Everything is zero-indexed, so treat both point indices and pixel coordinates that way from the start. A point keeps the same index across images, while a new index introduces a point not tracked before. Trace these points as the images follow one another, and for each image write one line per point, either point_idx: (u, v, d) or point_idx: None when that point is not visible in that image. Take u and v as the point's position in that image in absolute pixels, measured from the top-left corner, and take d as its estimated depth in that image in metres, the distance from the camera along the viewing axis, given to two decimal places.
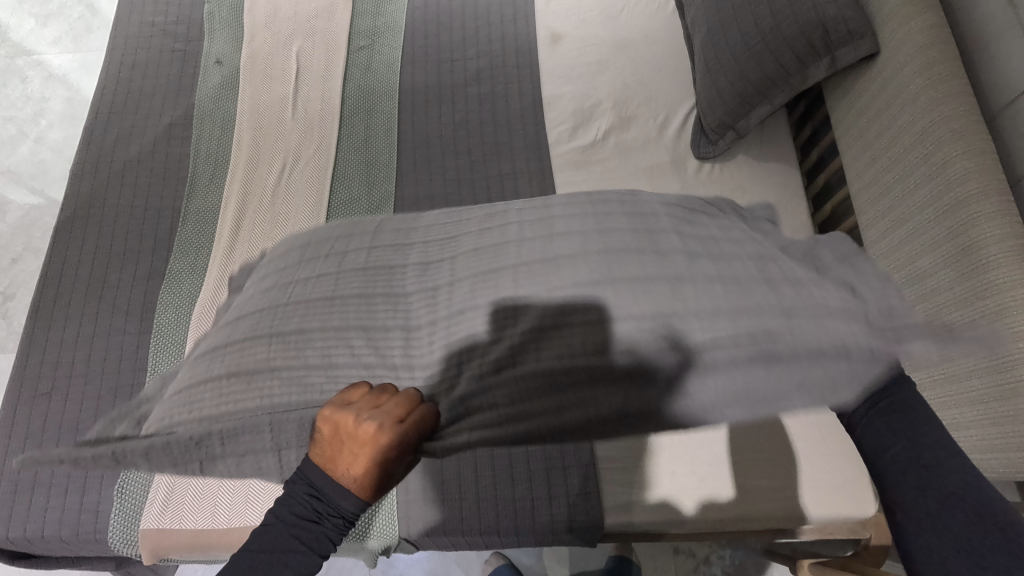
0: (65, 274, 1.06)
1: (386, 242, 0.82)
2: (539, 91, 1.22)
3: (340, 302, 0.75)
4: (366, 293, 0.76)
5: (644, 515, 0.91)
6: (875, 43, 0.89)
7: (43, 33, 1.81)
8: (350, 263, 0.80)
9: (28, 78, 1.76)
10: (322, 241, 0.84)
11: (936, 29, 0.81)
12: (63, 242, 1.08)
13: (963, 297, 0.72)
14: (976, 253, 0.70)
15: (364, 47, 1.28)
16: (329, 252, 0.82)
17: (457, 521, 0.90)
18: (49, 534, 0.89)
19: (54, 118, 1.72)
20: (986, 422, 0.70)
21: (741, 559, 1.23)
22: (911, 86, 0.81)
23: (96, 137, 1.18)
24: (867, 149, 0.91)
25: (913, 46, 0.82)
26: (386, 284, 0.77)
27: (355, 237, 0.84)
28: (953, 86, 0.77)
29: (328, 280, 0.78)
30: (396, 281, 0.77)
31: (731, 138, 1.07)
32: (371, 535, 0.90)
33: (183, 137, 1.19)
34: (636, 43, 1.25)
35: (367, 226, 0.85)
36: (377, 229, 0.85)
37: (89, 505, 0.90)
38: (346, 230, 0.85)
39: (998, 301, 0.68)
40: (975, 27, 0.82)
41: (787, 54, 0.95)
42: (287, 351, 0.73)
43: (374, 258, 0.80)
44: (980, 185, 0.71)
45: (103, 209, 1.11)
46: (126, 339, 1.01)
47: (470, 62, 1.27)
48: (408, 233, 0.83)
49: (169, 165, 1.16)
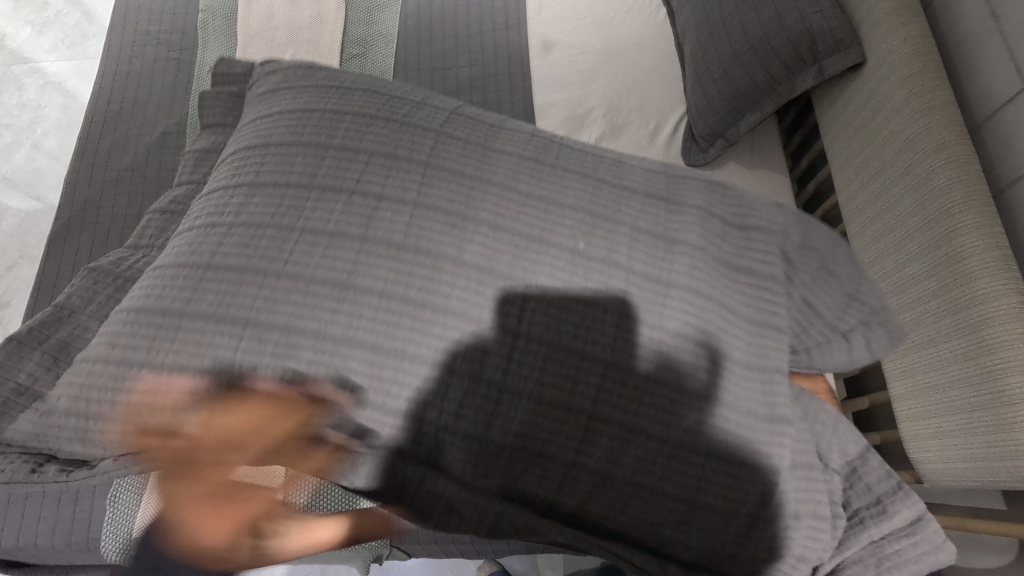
0: (59, 283, 1.06)
1: (364, 177, 0.67)
2: (531, 98, 1.23)
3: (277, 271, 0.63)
4: (315, 263, 0.63)
5: None
6: (862, 53, 0.89)
7: (40, 41, 1.82)
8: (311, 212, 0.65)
9: (24, 86, 1.76)
10: (286, 166, 0.69)
11: (921, 39, 0.81)
12: (56, 252, 1.09)
13: (948, 306, 0.73)
14: (960, 264, 0.71)
15: (357, 55, 1.28)
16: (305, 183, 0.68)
17: (449, 529, 0.91)
18: (42, 543, 0.90)
19: (51, 125, 1.72)
20: (968, 431, 0.70)
21: None
22: (897, 96, 0.82)
23: (90, 146, 1.19)
24: (857, 160, 0.91)
25: (898, 56, 0.82)
26: (348, 255, 0.63)
27: (326, 164, 0.68)
28: (937, 96, 0.77)
29: (287, 228, 0.65)
30: (365, 247, 0.63)
31: (722, 145, 1.08)
32: (362, 543, 0.90)
33: (177, 145, 1.19)
34: (627, 51, 1.26)
35: (339, 152, 0.69)
36: (351, 160, 0.69)
37: (81, 515, 0.91)
38: (320, 149, 0.70)
39: (982, 310, 0.68)
40: (959, 38, 0.83)
41: (775, 63, 0.95)
42: (202, 333, 0.62)
43: (343, 202, 0.65)
44: (964, 195, 0.72)
45: (96, 218, 1.12)
46: None
47: (463, 70, 1.27)
48: (381, 177, 0.67)
49: (163, 173, 1.17)
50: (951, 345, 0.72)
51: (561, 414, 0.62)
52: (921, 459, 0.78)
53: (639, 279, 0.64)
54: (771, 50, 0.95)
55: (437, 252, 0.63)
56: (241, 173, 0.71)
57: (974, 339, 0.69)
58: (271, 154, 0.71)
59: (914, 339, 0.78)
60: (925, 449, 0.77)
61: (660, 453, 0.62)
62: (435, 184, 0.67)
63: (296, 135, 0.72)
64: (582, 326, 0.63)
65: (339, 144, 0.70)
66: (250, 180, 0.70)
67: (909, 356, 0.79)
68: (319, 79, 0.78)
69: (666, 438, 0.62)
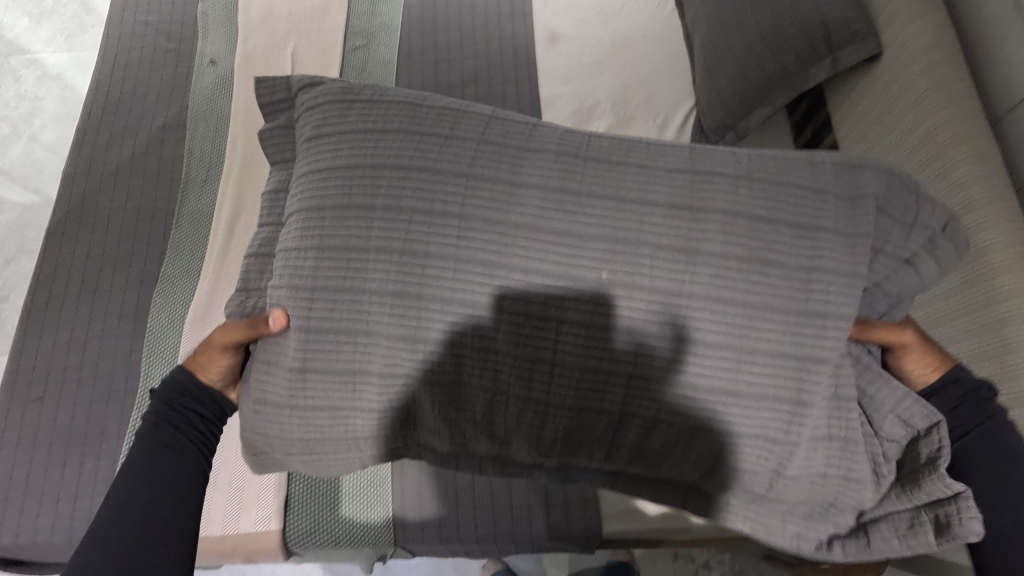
0: (57, 277, 1.04)
1: (427, 223, 0.62)
2: (537, 91, 1.21)
3: (364, 348, 0.62)
4: (397, 334, 0.61)
5: (644, 522, 0.90)
6: (879, 44, 0.88)
7: (37, 32, 1.80)
8: (380, 271, 0.61)
9: (22, 78, 1.74)
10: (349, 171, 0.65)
11: (938, 32, 0.80)
12: (54, 246, 1.07)
13: (965, 304, 0.72)
14: (979, 262, 0.70)
15: (360, 46, 1.27)
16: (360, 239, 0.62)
17: (455, 529, 0.89)
18: (41, 541, 0.88)
19: (48, 118, 1.70)
20: None
21: (741, 564, 1.22)
22: (914, 89, 0.81)
23: (88, 138, 1.17)
24: (878, 145, 0.87)
25: (915, 48, 0.81)
26: (419, 312, 0.61)
27: (379, 210, 0.62)
28: (956, 89, 0.76)
29: (362, 296, 0.61)
30: (433, 304, 0.61)
31: (731, 139, 1.04)
32: (366, 542, 0.89)
33: (177, 138, 1.18)
34: (635, 43, 1.24)
35: (392, 196, 0.63)
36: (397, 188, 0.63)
37: (82, 513, 0.89)
38: (369, 197, 0.63)
39: (999, 308, 0.67)
40: (978, 30, 0.81)
41: (788, 55, 0.93)
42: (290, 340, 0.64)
43: (406, 257, 0.61)
44: (984, 191, 0.70)
45: (95, 211, 1.10)
46: (119, 343, 1.00)
47: (467, 62, 1.25)
48: (450, 224, 0.62)
49: (163, 166, 1.15)
50: (969, 344, 0.72)
51: (553, 397, 0.63)
52: None
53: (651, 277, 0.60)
54: (783, 42, 0.93)
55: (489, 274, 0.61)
56: (295, 232, 0.66)
57: (992, 337, 0.69)
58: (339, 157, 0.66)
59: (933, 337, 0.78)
60: None
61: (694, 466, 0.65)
62: (510, 227, 0.62)
63: (354, 162, 0.65)
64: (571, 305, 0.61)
65: (388, 186, 0.63)
66: (303, 240, 0.64)
67: None
68: (354, 117, 0.68)
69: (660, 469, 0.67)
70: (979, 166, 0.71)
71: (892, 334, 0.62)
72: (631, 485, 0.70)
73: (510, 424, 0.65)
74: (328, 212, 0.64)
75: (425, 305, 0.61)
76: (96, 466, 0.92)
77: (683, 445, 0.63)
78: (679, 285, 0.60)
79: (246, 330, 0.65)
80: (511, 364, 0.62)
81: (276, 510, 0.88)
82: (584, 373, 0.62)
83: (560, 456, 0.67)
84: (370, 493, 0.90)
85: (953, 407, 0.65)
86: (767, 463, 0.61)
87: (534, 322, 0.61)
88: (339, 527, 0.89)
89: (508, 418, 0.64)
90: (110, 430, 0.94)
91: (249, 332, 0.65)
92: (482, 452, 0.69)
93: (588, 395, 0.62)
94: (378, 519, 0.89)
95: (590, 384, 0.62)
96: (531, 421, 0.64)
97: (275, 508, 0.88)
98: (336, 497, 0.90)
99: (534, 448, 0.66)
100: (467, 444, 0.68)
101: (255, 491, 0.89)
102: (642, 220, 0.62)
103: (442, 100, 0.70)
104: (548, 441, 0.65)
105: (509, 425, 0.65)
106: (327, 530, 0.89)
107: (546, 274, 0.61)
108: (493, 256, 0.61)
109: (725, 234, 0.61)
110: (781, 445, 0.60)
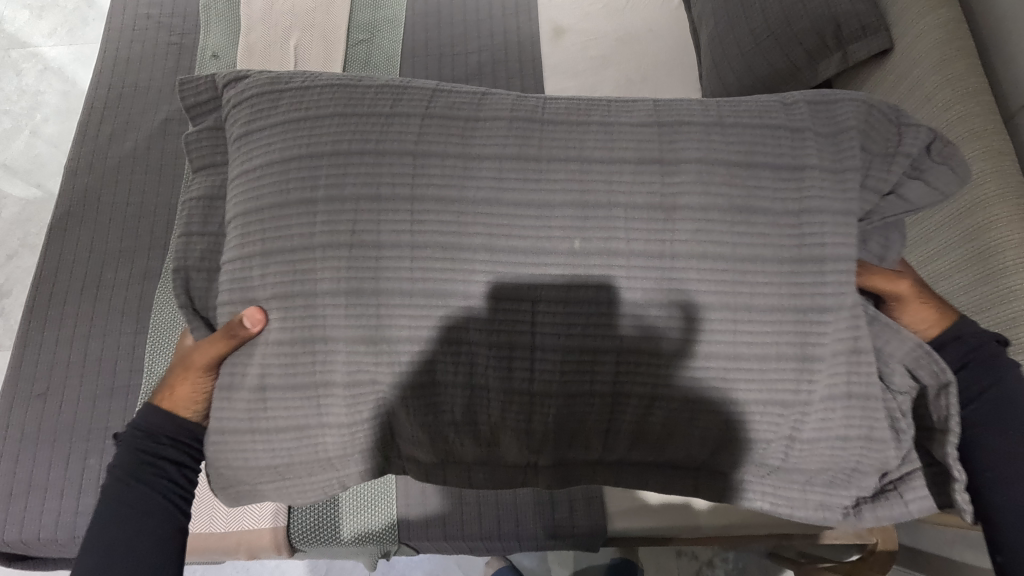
0: (59, 273, 1.04)
1: (379, 214, 0.61)
2: (542, 86, 1.20)
3: (324, 340, 0.60)
4: (354, 321, 0.60)
5: (649, 521, 0.90)
6: (889, 39, 0.86)
7: (39, 25, 1.79)
8: (336, 260, 0.60)
9: (23, 71, 1.73)
10: (300, 166, 0.64)
11: (952, 25, 0.79)
12: (56, 241, 1.06)
13: (978, 303, 0.71)
14: (992, 260, 0.69)
15: (363, 41, 1.26)
16: (314, 231, 0.61)
17: (459, 527, 0.89)
18: (45, 537, 0.88)
19: (50, 111, 1.69)
20: None
21: (745, 562, 1.22)
22: (926, 84, 0.80)
23: (90, 132, 1.16)
24: None
25: (927, 42, 0.80)
26: (379, 305, 0.60)
27: (322, 205, 0.62)
28: (971, 84, 0.75)
29: (317, 287, 0.60)
30: (392, 299, 0.60)
31: None
32: (371, 538, 0.89)
33: (179, 132, 1.17)
34: (641, 37, 1.22)
35: (349, 183, 0.62)
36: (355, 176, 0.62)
37: (86, 509, 0.89)
38: (317, 192, 0.62)
39: (1013, 307, 0.67)
40: (993, 24, 0.80)
41: (796, 49, 0.92)
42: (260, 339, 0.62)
43: (359, 251, 0.60)
44: (997, 188, 0.70)
45: (97, 206, 1.09)
46: (121, 338, 1.00)
47: (471, 56, 1.24)
48: (402, 206, 0.61)
49: (166, 161, 1.14)
50: None
51: (529, 379, 0.62)
52: None
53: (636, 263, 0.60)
54: (792, 37, 0.92)
55: (462, 255, 0.60)
56: (238, 239, 0.65)
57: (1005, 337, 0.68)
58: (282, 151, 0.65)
59: None
60: None
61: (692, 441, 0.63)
62: (464, 208, 0.61)
63: (304, 156, 0.64)
64: (543, 290, 0.60)
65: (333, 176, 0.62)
66: (245, 249, 0.64)
67: None
68: (286, 108, 0.66)
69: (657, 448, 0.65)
70: (991, 161, 0.71)
71: (894, 283, 0.64)
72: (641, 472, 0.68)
73: (490, 415, 0.63)
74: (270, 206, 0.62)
75: (379, 285, 0.60)
76: (99, 462, 0.92)
77: (679, 420, 0.62)
78: (659, 268, 0.60)
79: (223, 343, 0.63)
80: (484, 348, 0.61)
81: (280, 506, 0.88)
82: (558, 353, 0.61)
83: (548, 445, 0.65)
84: (375, 490, 0.90)
85: (965, 358, 0.66)
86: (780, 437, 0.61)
87: (500, 301, 0.60)
88: (343, 525, 0.89)
89: (486, 409, 0.63)
90: (113, 426, 0.94)
91: (227, 343, 0.63)
92: (470, 453, 0.67)
93: (567, 373, 0.61)
94: (382, 515, 0.89)
95: (565, 362, 0.61)
96: (511, 408, 0.63)
97: (280, 504, 0.88)
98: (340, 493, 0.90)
99: (520, 439, 0.64)
100: (452, 445, 0.66)
101: None
102: (626, 207, 0.61)
103: (379, 81, 0.70)
104: (532, 430, 0.64)
105: (489, 415, 0.63)
106: (331, 526, 0.88)
107: (520, 255, 0.60)
108: (450, 235, 0.60)
109: (704, 212, 0.60)
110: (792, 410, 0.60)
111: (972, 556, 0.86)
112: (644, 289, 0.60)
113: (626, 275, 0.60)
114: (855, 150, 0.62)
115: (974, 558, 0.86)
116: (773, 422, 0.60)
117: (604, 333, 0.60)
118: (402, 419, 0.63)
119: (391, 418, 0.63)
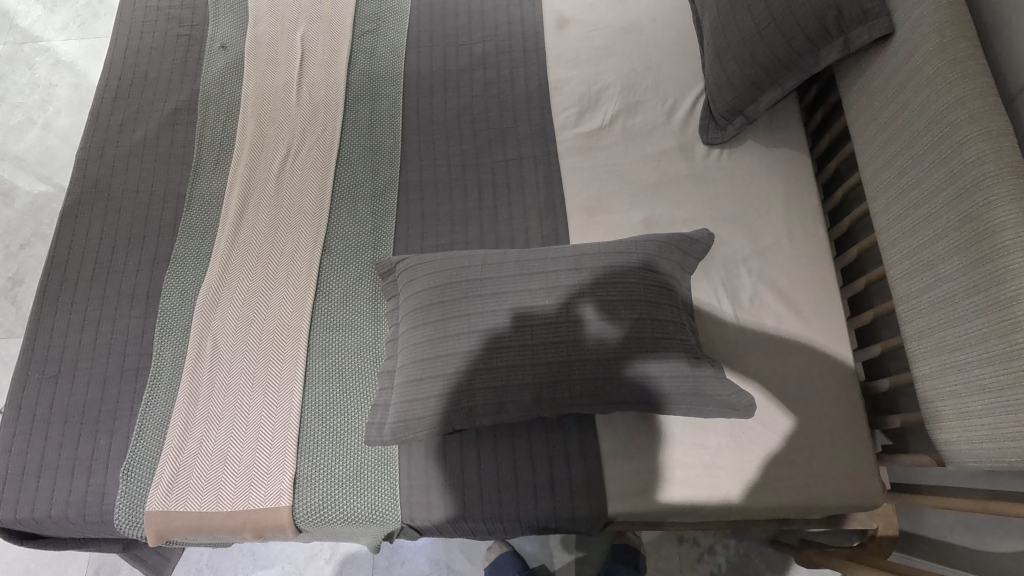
0: (70, 259, 1.06)
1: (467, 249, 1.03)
2: (546, 75, 1.21)
3: (419, 358, 0.87)
4: (438, 344, 0.86)
5: (651, 506, 0.90)
6: (891, 24, 0.87)
7: (51, 19, 1.82)
8: (429, 314, 0.88)
9: (36, 65, 1.76)
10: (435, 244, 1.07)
11: (952, 9, 0.80)
12: (67, 229, 1.08)
13: (977, 284, 0.72)
14: (991, 239, 0.70)
15: (369, 31, 1.27)
16: (426, 293, 0.90)
17: (461, 507, 0.90)
18: (57, 515, 0.90)
19: (62, 105, 1.72)
20: (997, 408, 0.70)
21: (746, 550, 1.23)
22: (927, 66, 0.80)
23: (101, 121, 1.18)
24: (891, 125, 0.87)
25: (927, 27, 0.81)
26: (452, 296, 0.88)
27: None
28: (970, 66, 0.76)
29: (420, 334, 0.88)
30: (456, 284, 0.89)
31: (740, 123, 1.07)
32: (374, 521, 0.90)
33: (188, 122, 1.18)
34: (644, 27, 1.23)
35: (448, 243, 1.07)
36: (453, 243, 1.07)
37: (95, 488, 0.91)
38: (427, 261, 0.94)
39: (1012, 288, 0.68)
40: (995, 7, 0.81)
41: (798, 37, 0.93)
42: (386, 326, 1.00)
43: (442, 261, 0.93)
44: (995, 169, 0.70)
45: (107, 194, 1.11)
46: (131, 323, 1.01)
47: (475, 46, 1.25)
48: (476, 268, 0.91)
49: (175, 149, 1.16)
50: (978, 323, 0.72)
51: (538, 329, 0.85)
52: (945, 439, 0.78)
53: (593, 252, 0.91)
54: (795, 24, 0.92)
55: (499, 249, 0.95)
56: (391, 305, 1.00)
57: (1000, 316, 0.69)
58: (415, 241, 1.08)
59: (942, 317, 0.77)
60: (949, 429, 0.77)
61: (647, 366, 0.84)
62: (505, 259, 0.91)
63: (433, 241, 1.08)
64: (548, 273, 0.89)
65: (423, 260, 0.94)
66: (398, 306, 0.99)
67: (936, 336, 0.78)
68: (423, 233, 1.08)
69: (634, 371, 0.84)
70: (992, 141, 0.72)
71: None
72: (627, 396, 0.84)
73: (517, 363, 0.83)
74: (394, 274, 0.98)
75: (454, 314, 0.87)
76: (109, 442, 0.93)
77: (632, 352, 0.84)
78: (608, 256, 0.90)
79: None
80: (510, 325, 0.85)
81: (285, 487, 0.89)
82: (564, 323, 0.85)
83: (568, 378, 0.83)
84: (377, 472, 0.92)
85: None
86: (692, 373, 0.84)
87: (512, 288, 0.88)
88: (347, 506, 0.89)
89: (512, 357, 0.83)
90: (123, 408, 0.96)
91: None
92: (513, 404, 0.83)
93: (556, 321, 0.85)
94: (384, 498, 0.90)
95: (559, 311, 0.85)
96: (530, 354, 0.84)
97: (284, 485, 0.89)
98: (343, 474, 0.91)
99: (544, 378, 0.83)
100: (497, 397, 0.83)
101: (264, 467, 0.90)
102: None
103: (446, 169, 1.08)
104: (550, 364, 0.83)
105: (516, 363, 0.83)
106: (335, 507, 0.89)
107: (528, 255, 0.92)
108: (494, 271, 0.90)
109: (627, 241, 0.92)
110: (690, 365, 0.85)
111: (975, 539, 0.87)
112: (613, 270, 0.88)
113: (607, 270, 0.88)
114: (702, 215, 1.06)
115: (978, 541, 0.87)
116: (679, 367, 0.84)
117: (584, 289, 0.87)
118: (454, 382, 0.84)
119: (449, 381, 0.84)
